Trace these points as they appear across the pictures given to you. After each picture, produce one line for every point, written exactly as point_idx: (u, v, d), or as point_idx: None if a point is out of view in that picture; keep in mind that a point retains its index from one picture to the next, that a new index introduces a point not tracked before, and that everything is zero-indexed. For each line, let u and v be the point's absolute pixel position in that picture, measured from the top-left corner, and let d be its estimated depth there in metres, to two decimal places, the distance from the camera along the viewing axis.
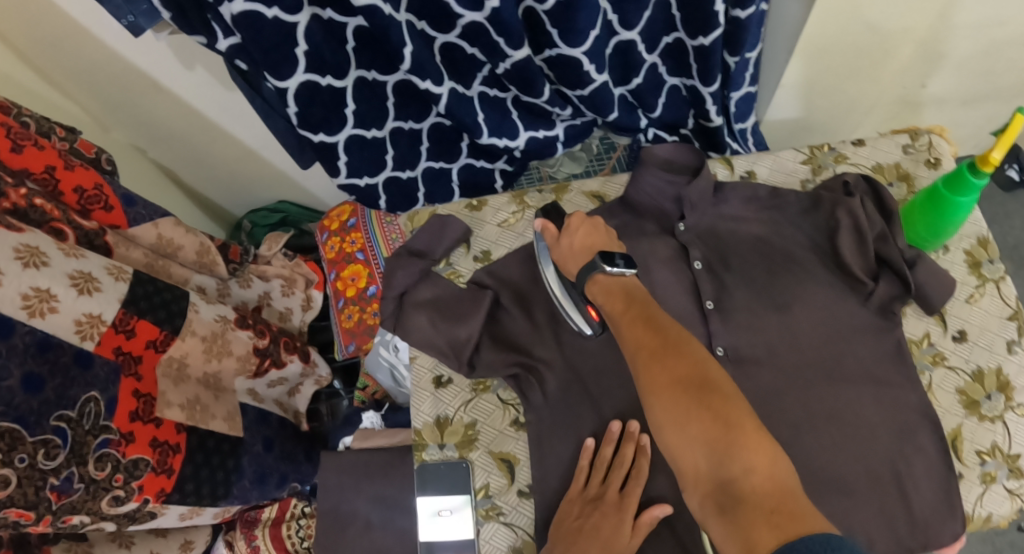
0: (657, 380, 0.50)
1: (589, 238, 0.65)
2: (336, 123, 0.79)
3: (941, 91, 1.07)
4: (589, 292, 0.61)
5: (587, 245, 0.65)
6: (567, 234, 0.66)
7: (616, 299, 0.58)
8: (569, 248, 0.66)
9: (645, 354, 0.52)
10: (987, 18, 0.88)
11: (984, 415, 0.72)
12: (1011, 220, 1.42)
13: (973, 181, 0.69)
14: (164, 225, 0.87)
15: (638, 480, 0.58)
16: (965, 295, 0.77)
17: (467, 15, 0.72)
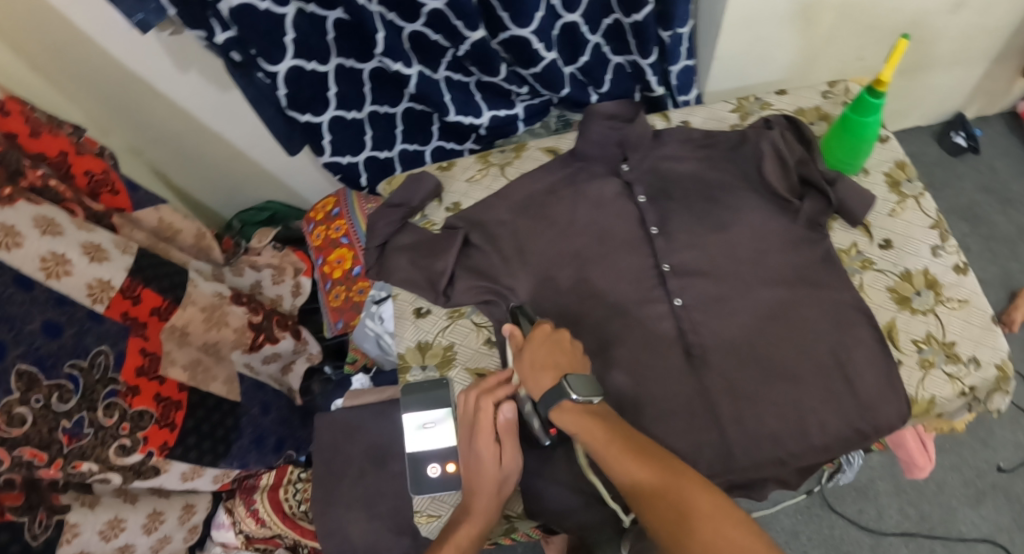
0: (631, 476, 0.55)
1: (549, 357, 0.65)
2: (320, 104, 0.91)
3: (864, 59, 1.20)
4: (555, 417, 0.61)
5: (545, 364, 0.65)
6: (529, 348, 0.66)
7: (589, 426, 0.59)
8: (530, 365, 0.65)
9: (617, 450, 0.57)
10: None
11: (916, 309, 0.79)
12: (962, 182, 1.53)
13: (872, 101, 0.79)
14: (165, 210, 0.98)
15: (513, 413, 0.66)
16: (888, 210, 0.86)
17: (429, 3, 0.84)
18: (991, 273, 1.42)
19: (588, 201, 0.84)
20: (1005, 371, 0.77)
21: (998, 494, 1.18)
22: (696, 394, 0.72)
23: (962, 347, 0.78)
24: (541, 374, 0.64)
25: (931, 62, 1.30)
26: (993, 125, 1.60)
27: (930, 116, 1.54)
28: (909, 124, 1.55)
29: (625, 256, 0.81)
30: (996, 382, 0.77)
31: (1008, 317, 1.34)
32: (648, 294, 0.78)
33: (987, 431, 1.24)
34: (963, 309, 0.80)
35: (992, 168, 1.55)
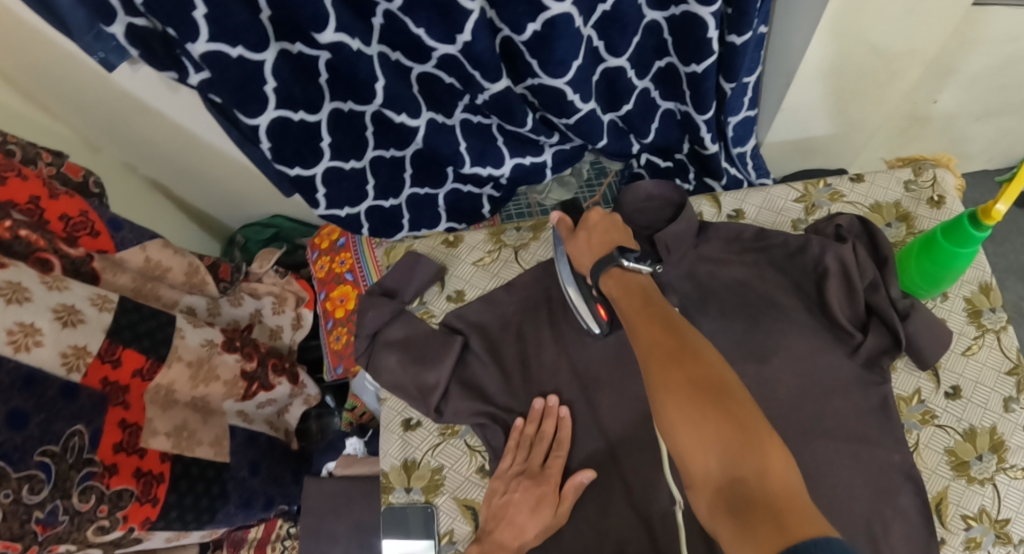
0: (671, 378, 0.50)
1: (606, 234, 0.67)
2: (311, 156, 0.78)
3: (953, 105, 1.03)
4: (604, 286, 0.64)
5: (602, 242, 0.67)
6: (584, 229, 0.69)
7: (633, 297, 0.60)
8: (586, 243, 0.68)
9: (661, 352, 0.53)
10: None
11: (974, 478, 0.69)
12: (1007, 241, 1.38)
13: (973, 234, 0.65)
14: (152, 247, 0.90)
15: (526, 508, 0.62)
16: (962, 347, 0.74)
17: (440, 47, 0.70)
18: None
19: None
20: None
21: None
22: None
23: (1018, 527, 0.68)
24: (596, 249, 0.67)
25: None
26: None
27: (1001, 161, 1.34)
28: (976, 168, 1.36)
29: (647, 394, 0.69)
30: None
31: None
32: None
33: None
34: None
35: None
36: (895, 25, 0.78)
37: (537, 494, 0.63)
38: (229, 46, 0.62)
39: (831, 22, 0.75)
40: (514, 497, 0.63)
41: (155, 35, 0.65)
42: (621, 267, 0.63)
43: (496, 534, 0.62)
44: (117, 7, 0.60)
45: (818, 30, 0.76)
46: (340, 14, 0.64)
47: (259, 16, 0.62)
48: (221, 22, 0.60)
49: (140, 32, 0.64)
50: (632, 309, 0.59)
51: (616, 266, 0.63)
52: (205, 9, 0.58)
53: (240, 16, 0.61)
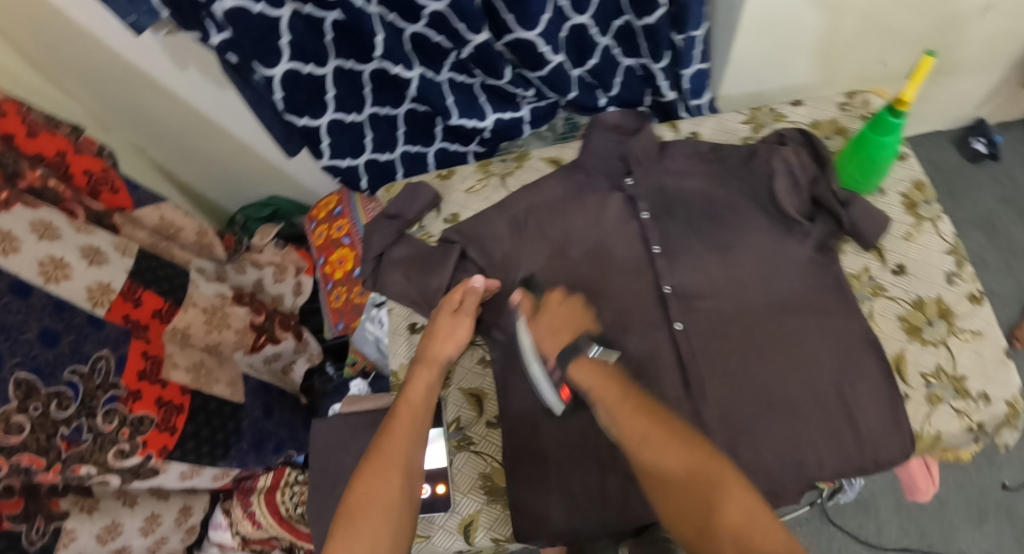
0: (663, 474, 0.50)
1: (567, 319, 0.63)
2: (319, 108, 0.88)
3: (894, 63, 1.14)
4: (572, 374, 0.59)
5: (562, 326, 0.63)
6: (546, 312, 0.64)
7: (604, 386, 0.57)
8: (545, 328, 0.63)
9: (650, 442, 0.52)
10: None
11: (927, 340, 0.77)
12: (981, 191, 1.39)
13: (892, 120, 0.76)
14: (166, 208, 0.95)
15: (447, 327, 0.69)
16: (903, 233, 0.83)
17: (429, 5, 0.79)
18: (1008, 286, 1.31)
19: (593, 216, 0.79)
20: (1017, 408, 0.75)
21: (1001, 513, 1.21)
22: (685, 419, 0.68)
23: (973, 382, 0.75)
24: (555, 335, 0.62)
25: (967, 68, 1.23)
26: (1016, 130, 1.45)
27: (950, 120, 1.41)
28: (927, 128, 1.42)
29: (626, 282, 0.75)
30: (1005, 416, 0.74)
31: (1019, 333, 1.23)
32: (647, 318, 0.73)
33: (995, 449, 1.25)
34: (976, 341, 0.77)
35: (1012, 177, 1.40)
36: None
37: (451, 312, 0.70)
38: (252, 2, 0.73)
39: None
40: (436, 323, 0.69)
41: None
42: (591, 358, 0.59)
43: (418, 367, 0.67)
44: None
45: None
46: None
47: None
48: None
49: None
50: (609, 398, 0.55)
51: (582, 356, 0.59)
52: None
53: None
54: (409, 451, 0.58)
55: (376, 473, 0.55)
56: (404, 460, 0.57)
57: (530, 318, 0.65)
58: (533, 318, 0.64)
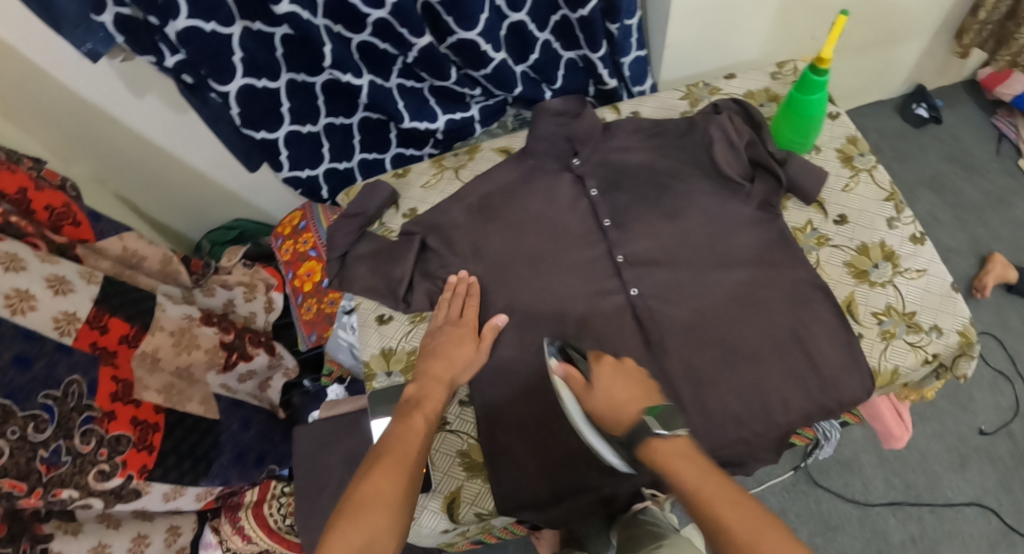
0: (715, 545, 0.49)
1: (626, 391, 0.58)
2: (275, 120, 0.91)
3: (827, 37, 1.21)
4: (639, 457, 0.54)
5: (621, 400, 0.58)
6: (598, 384, 0.59)
7: (684, 470, 0.52)
8: (604, 401, 0.58)
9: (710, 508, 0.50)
10: None
11: (874, 281, 0.81)
12: (925, 152, 1.45)
13: (816, 78, 0.80)
14: (129, 237, 0.96)
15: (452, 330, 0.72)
16: (841, 185, 0.87)
17: (373, 13, 0.83)
18: (960, 240, 1.36)
19: (545, 196, 0.81)
20: (967, 336, 0.78)
21: (981, 456, 1.24)
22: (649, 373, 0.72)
23: (923, 317, 0.78)
24: (617, 409, 0.57)
25: (901, 37, 1.28)
26: (955, 94, 1.52)
27: (890, 89, 1.46)
28: (871, 98, 1.47)
29: (577, 252, 0.78)
30: (959, 347, 0.78)
31: (978, 283, 1.30)
32: (603, 286, 0.76)
33: (967, 396, 1.30)
34: (923, 278, 0.81)
35: (955, 137, 1.47)
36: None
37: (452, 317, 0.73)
38: (204, 22, 0.77)
39: None
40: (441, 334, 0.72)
41: (138, 21, 0.80)
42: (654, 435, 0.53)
43: (430, 368, 0.67)
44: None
45: None
46: None
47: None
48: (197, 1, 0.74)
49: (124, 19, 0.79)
50: (691, 476, 0.51)
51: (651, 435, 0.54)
52: None
53: None
54: (418, 449, 0.57)
55: (388, 469, 0.54)
56: (413, 459, 0.56)
57: (585, 389, 0.60)
58: (588, 391, 0.60)
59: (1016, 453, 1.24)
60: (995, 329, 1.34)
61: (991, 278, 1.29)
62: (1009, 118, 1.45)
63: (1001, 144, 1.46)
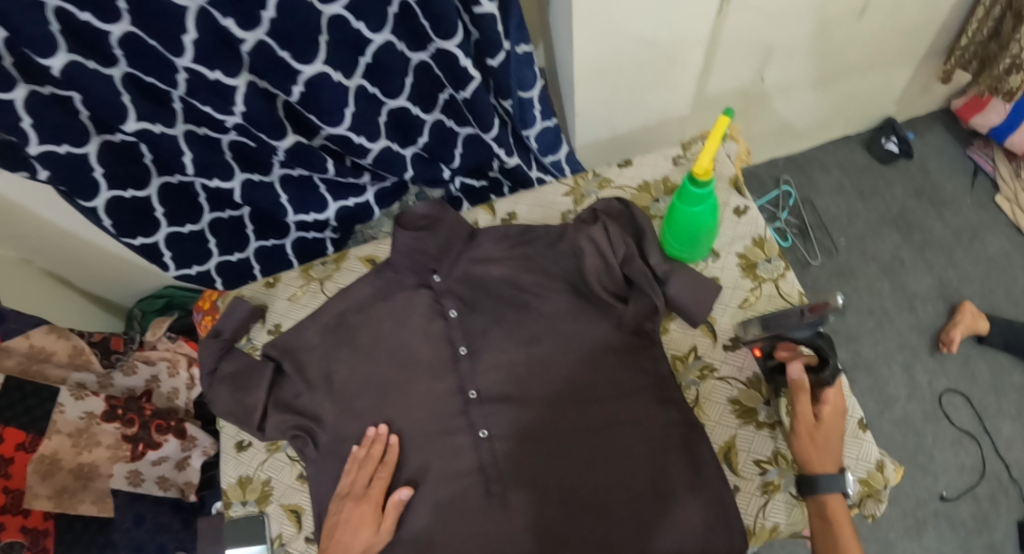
0: None
1: (835, 440, 0.66)
2: (149, 225, 0.90)
3: (779, 79, 1.13)
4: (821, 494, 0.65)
5: (829, 445, 0.66)
6: (824, 428, 0.66)
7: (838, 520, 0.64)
8: (818, 444, 0.66)
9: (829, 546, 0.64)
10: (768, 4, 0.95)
11: (761, 423, 0.73)
12: (892, 189, 1.35)
13: (695, 191, 0.71)
14: (37, 335, 1.00)
15: (356, 502, 0.69)
16: (739, 300, 0.79)
17: (228, 119, 0.81)
18: (926, 285, 1.28)
19: (397, 318, 0.79)
20: (871, 485, 0.70)
21: (939, 522, 1.16)
22: (492, 519, 0.69)
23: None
24: (823, 454, 0.66)
25: (871, 68, 1.16)
26: (928, 121, 1.41)
27: (851, 128, 1.36)
28: (835, 133, 1.36)
29: (426, 385, 0.75)
30: (858, 495, 0.70)
31: (945, 336, 1.21)
32: (450, 418, 0.73)
33: (928, 457, 1.19)
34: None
35: (925, 171, 1.36)
36: (645, 17, 0.86)
37: (367, 477, 0.71)
38: (56, 145, 0.75)
39: (581, 26, 0.84)
40: (344, 514, 0.69)
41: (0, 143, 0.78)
42: (840, 492, 0.65)
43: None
44: None
45: (574, 32, 0.85)
46: (138, 105, 0.77)
47: (79, 116, 0.76)
48: (45, 126, 0.73)
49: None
50: (844, 526, 0.64)
51: (837, 492, 0.65)
52: (31, 121, 0.71)
53: (58, 119, 0.73)
54: None
55: None
56: None
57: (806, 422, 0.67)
58: (810, 426, 0.66)
59: (978, 516, 1.16)
60: (962, 384, 1.23)
61: (963, 327, 1.20)
62: (983, 149, 1.35)
63: (976, 179, 1.35)
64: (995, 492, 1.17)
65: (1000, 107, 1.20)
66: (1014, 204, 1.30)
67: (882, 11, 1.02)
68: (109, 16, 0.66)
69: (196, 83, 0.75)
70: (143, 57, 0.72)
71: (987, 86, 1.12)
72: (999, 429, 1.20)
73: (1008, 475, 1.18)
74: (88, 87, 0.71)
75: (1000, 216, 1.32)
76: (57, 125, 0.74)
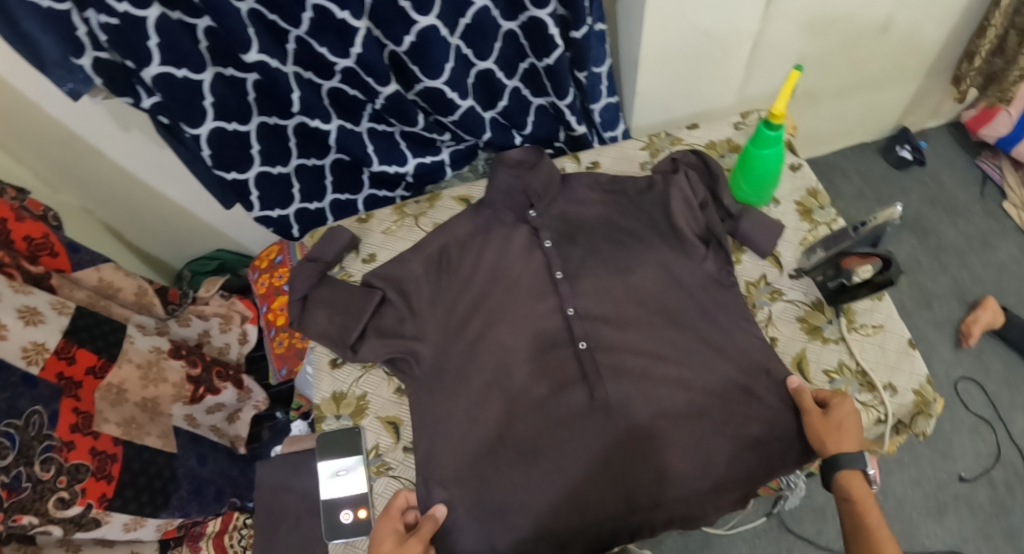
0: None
1: (852, 425, 0.67)
2: (245, 162, 0.94)
3: (812, 84, 1.26)
4: (841, 478, 0.65)
5: (843, 429, 0.67)
6: (835, 413, 0.68)
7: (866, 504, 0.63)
8: (832, 428, 0.67)
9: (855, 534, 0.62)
10: (812, 10, 1.08)
11: (827, 338, 0.80)
12: (908, 195, 1.49)
13: (769, 133, 0.80)
14: (106, 269, 1.01)
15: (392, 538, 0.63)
16: (800, 238, 0.87)
17: (339, 62, 0.87)
18: (943, 284, 1.39)
19: (499, 251, 0.83)
20: (923, 397, 0.76)
21: (959, 504, 1.22)
22: (590, 425, 0.74)
23: (876, 375, 0.77)
24: (839, 438, 0.66)
25: (885, 81, 1.32)
26: (935, 136, 1.58)
27: (872, 131, 1.50)
28: (854, 140, 1.51)
29: (527, 306, 0.81)
30: (914, 406, 0.76)
31: (964, 330, 1.32)
32: (552, 335, 0.80)
33: (947, 442, 1.27)
34: (879, 334, 0.80)
35: (938, 179, 1.51)
36: (709, 9, 0.97)
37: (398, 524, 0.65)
38: (175, 68, 0.80)
39: (658, 11, 0.95)
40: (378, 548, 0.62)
41: (116, 66, 0.82)
42: (861, 472, 0.65)
43: None
44: (86, 43, 0.78)
45: (646, 17, 0.96)
46: (260, 39, 0.82)
47: (198, 46, 0.81)
48: (169, 50, 0.78)
49: (105, 63, 0.81)
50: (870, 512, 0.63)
51: (856, 472, 0.65)
52: (157, 40, 0.76)
53: (186, 45, 0.79)
54: None
55: None
56: None
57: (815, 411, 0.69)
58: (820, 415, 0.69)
59: (996, 501, 1.22)
60: (977, 374, 1.32)
61: (982, 323, 1.30)
62: (991, 160, 1.51)
63: (985, 186, 1.51)
64: (1010, 477, 1.24)
65: (1006, 118, 1.39)
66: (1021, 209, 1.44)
67: (903, 27, 1.18)
68: None
69: (321, 21, 0.82)
70: None
71: (994, 98, 1.33)
72: (1014, 419, 1.28)
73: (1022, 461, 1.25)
74: (222, 15, 0.76)
75: (1009, 222, 1.46)
76: (181, 47, 0.79)
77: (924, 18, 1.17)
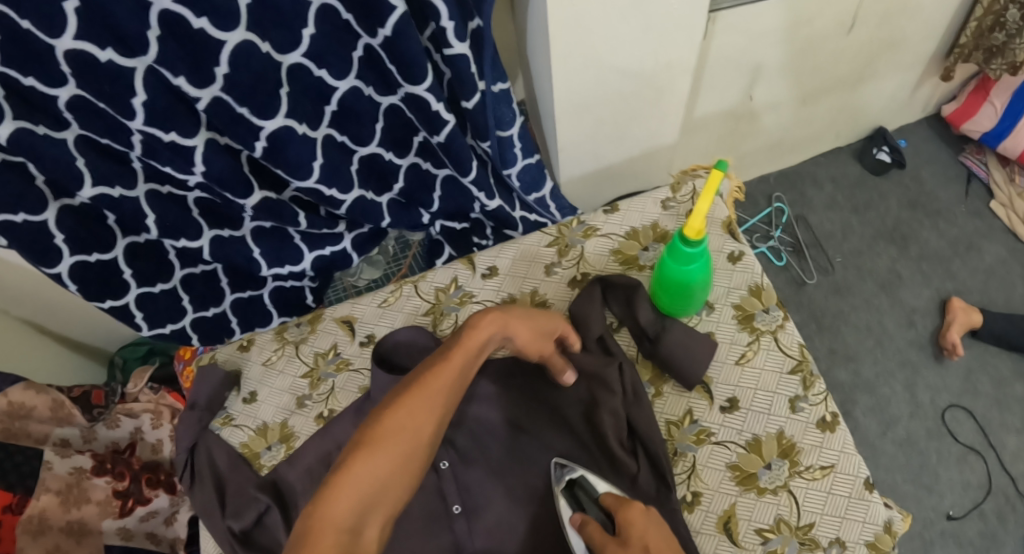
0: None
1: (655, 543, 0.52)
2: (118, 288, 0.86)
3: (769, 98, 1.11)
4: None
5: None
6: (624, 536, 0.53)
7: None
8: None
9: None
10: (759, 25, 0.91)
11: (763, 489, 0.67)
12: (886, 201, 1.36)
13: (687, 250, 0.67)
14: (14, 391, 0.98)
15: None
16: (736, 356, 0.75)
17: (190, 178, 0.77)
18: (924, 299, 1.26)
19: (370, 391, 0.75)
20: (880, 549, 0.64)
21: (947, 542, 1.09)
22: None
23: (823, 530, 0.65)
24: None
25: (857, 82, 1.17)
26: (916, 131, 1.42)
27: (845, 136, 1.36)
28: (825, 145, 1.37)
29: None
30: None
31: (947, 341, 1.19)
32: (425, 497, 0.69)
33: (932, 476, 1.14)
34: (828, 477, 0.67)
35: (918, 180, 1.37)
36: (628, 49, 0.81)
37: None
38: (13, 215, 0.69)
39: (564, 61, 0.79)
40: None
41: None
42: None
43: None
44: None
45: (552, 68, 0.80)
46: (95, 170, 0.72)
47: (35, 182, 0.70)
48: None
49: None
50: None
51: None
52: None
53: (17, 186, 0.68)
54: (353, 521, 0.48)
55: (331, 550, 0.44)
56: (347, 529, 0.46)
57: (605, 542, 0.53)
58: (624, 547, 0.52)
59: (987, 535, 1.10)
60: (964, 399, 1.19)
61: (958, 326, 1.19)
62: (977, 155, 1.36)
63: (970, 183, 1.36)
64: (1002, 508, 1.11)
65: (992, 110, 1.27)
66: (1009, 209, 1.31)
67: (869, 22, 1.01)
68: (55, 81, 0.61)
69: (152, 144, 0.71)
70: (94, 119, 0.67)
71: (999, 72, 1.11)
72: (1004, 443, 1.16)
73: (1014, 489, 1.13)
74: (41, 152, 0.66)
75: (996, 222, 1.32)
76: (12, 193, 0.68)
77: (891, 13, 1.00)
